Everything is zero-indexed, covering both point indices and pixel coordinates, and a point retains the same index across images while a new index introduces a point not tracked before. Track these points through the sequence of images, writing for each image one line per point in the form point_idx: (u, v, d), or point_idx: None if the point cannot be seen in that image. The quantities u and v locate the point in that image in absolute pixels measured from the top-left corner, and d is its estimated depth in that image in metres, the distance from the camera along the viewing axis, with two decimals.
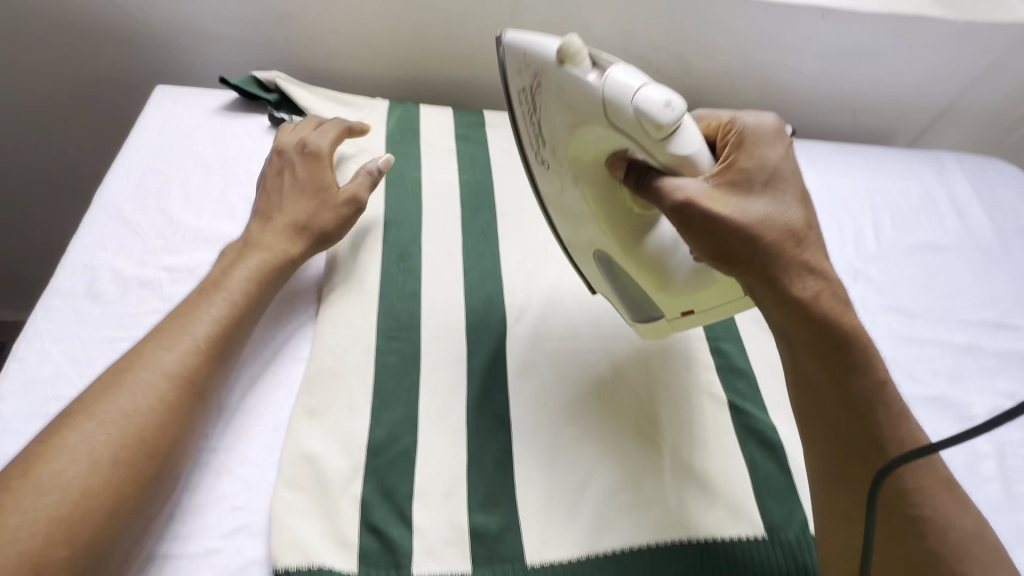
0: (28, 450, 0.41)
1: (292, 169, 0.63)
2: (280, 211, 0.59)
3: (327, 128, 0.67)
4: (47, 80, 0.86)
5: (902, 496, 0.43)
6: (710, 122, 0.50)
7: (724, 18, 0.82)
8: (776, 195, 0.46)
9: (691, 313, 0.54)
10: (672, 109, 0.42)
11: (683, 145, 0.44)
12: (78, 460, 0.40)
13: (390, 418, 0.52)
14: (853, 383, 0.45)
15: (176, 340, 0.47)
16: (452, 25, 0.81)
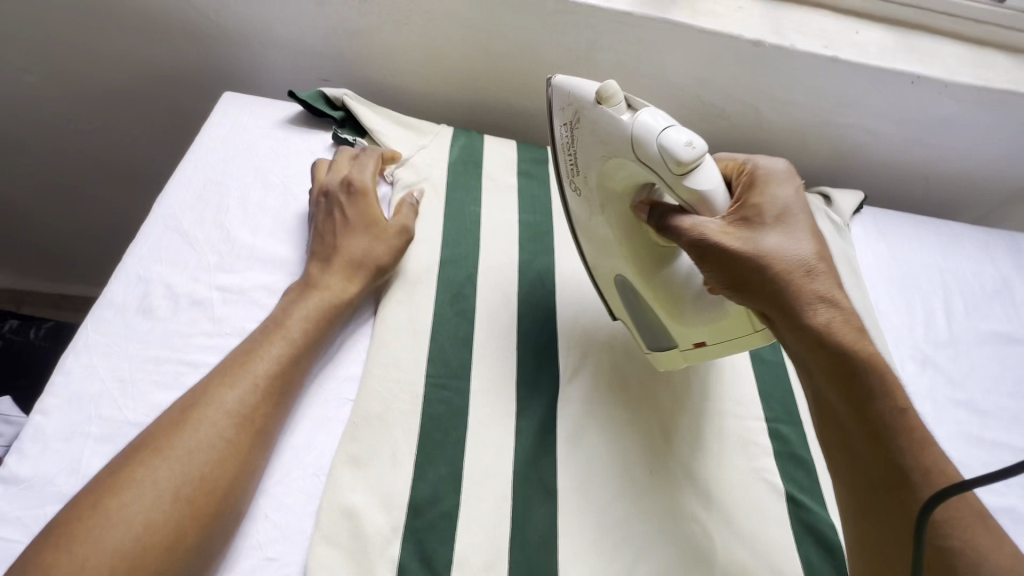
0: (94, 487, 0.40)
1: (341, 205, 0.61)
2: (341, 249, 0.58)
3: (365, 161, 0.66)
4: (116, 71, 0.86)
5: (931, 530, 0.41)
6: (727, 163, 0.53)
7: (807, 75, 0.79)
8: (786, 226, 0.47)
9: (702, 345, 0.53)
10: (695, 149, 0.44)
11: (702, 182, 0.45)
12: (144, 494, 0.40)
13: (434, 476, 0.50)
14: (874, 412, 0.43)
15: (238, 379, 0.47)
16: (525, 56, 0.79)
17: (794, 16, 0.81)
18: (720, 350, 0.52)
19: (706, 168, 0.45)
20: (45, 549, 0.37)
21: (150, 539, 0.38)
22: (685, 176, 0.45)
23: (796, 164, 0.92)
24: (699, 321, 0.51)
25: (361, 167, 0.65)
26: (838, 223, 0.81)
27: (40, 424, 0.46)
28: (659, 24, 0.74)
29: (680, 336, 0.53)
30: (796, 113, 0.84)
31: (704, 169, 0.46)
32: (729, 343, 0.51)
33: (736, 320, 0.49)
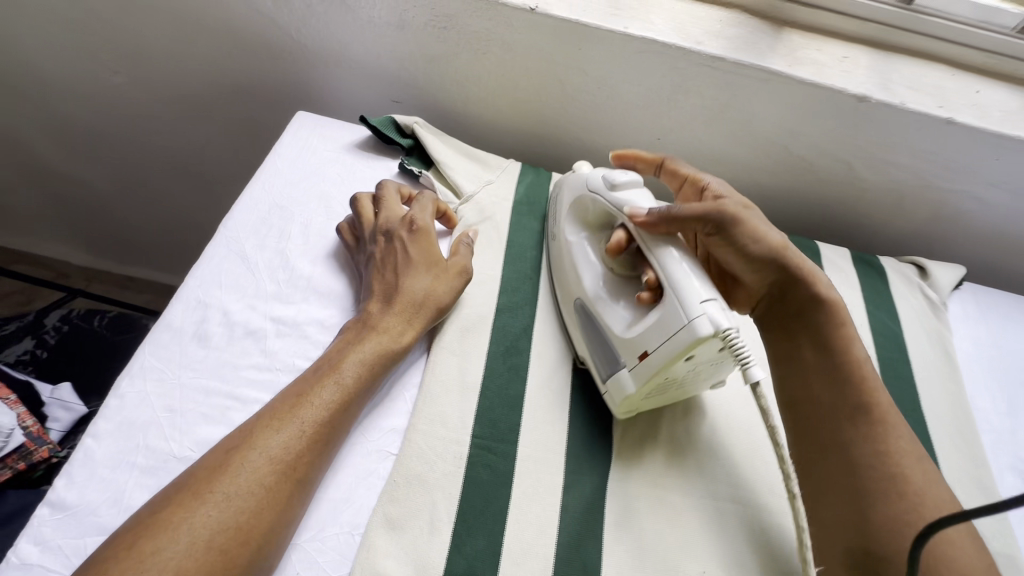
0: (126, 530, 0.37)
1: (401, 242, 0.57)
2: (404, 287, 0.54)
3: (423, 203, 0.62)
4: (198, 78, 0.88)
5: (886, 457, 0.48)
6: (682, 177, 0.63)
7: (914, 134, 0.72)
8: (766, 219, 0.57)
9: (647, 354, 0.50)
10: (629, 175, 0.58)
11: (643, 196, 0.57)
12: (177, 540, 0.36)
13: (471, 550, 0.46)
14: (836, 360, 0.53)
15: (286, 422, 0.43)
16: (603, 94, 0.75)
17: (903, 70, 0.74)
18: (661, 359, 0.49)
19: (642, 191, 0.58)
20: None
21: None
22: (622, 191, 0.57)
23: (888, 225, 0.83)
24: (639, 326, 0.52)
25: (420, 207, 0.62)
26: (932, 299, 0.74)
27: (91, 449, 0.46)
28: (753, 71, 0.69)
29: (627, 348, 0.52)
30: (895, 173, 0.77)
31: (638, 190, 0.57)
32: (667, 347, 0.48)
33: (669, 315, 0.49)
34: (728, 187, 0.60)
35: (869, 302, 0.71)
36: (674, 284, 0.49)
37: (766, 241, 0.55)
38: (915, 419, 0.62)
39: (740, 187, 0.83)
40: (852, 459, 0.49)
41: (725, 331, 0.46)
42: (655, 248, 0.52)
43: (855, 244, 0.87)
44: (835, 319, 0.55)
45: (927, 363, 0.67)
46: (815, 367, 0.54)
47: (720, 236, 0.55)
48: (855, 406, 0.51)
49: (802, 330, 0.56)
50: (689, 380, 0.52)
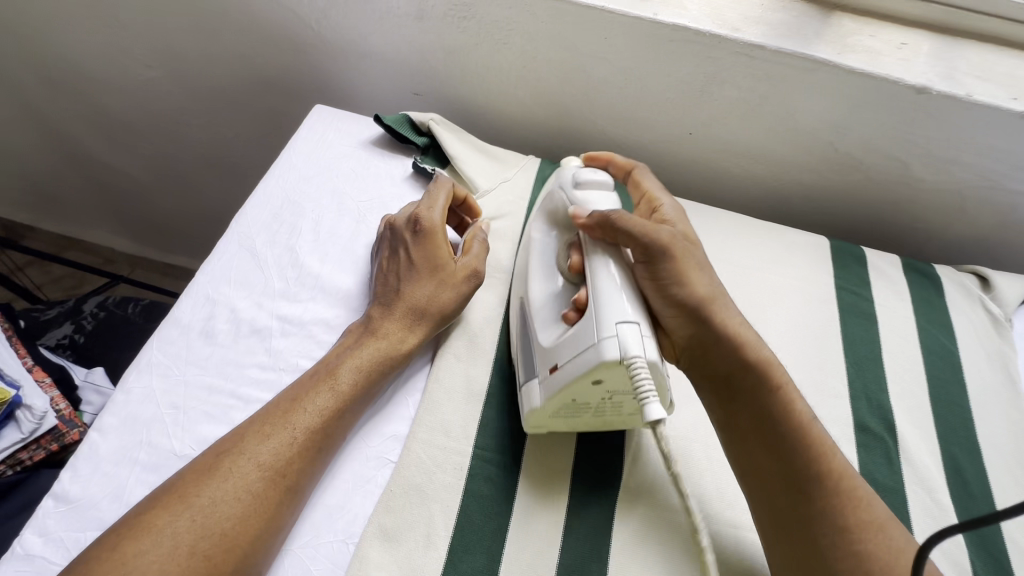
0: (115, 529, 0.38)
1: (405, 247, 0.55)
2: (404, 295, 0.53)
3: (434, 197, 0.59)
4: (225, 71, 0.89)
5: (845, 534, 0.43)
6: (646, 195, 0.59)
7: (980, 129, 0.65)
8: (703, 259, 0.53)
9: (556, 367, 0.46)
10: (597, 175, 0.56)
11: (598, 196, 0.54)
12: (158, 546, 0.37)
13: (468, 567, 0.44)
14: (777, 429, 0.47)
15: (277, 429, 0.44)
16: (630, 86, 0.71)
17: (971, 57, 0.67)
18: (567, 374, 0.45)
19: (604, 194, 0.54)
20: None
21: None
22: (584, 190, 0.55)
23: (946, 230, 0.76)
24: (558, 337, 0.48)
25: (430, 200, 0.58)
26: (995, 315, 0.66)
27: (96, 442, 0.47)
28: (796, 60, 0.64)
29: (542, 358, 0.49)
30: (957, 173, 0.69)
31: (604, 194, 0.54)
32: (575, 364, 0.45)
33: (584, 330, 0.45)
34: (681, 213, 0.57)
35: (921, 315, 0.65)
36: (598, 298, 0.46)
37: (691, 284, 0.50)
38: (968, 449, 0.56)
39: (778, 186, 0.77)
40: (813, 540, 0.43)
41: (631, 359, 0.43)
42: (594, 254, 0.50)
43: (907, 249, 0.79)
44: (770, 377, 0.49)
45: (984, 387, 0.60)
46: (754, 437, 0.48)
47: (647, 267, 0.50)
48: (805, 476, 0.45)
49: (737, 397, 0.50)
50: (606, 409, 0.48)
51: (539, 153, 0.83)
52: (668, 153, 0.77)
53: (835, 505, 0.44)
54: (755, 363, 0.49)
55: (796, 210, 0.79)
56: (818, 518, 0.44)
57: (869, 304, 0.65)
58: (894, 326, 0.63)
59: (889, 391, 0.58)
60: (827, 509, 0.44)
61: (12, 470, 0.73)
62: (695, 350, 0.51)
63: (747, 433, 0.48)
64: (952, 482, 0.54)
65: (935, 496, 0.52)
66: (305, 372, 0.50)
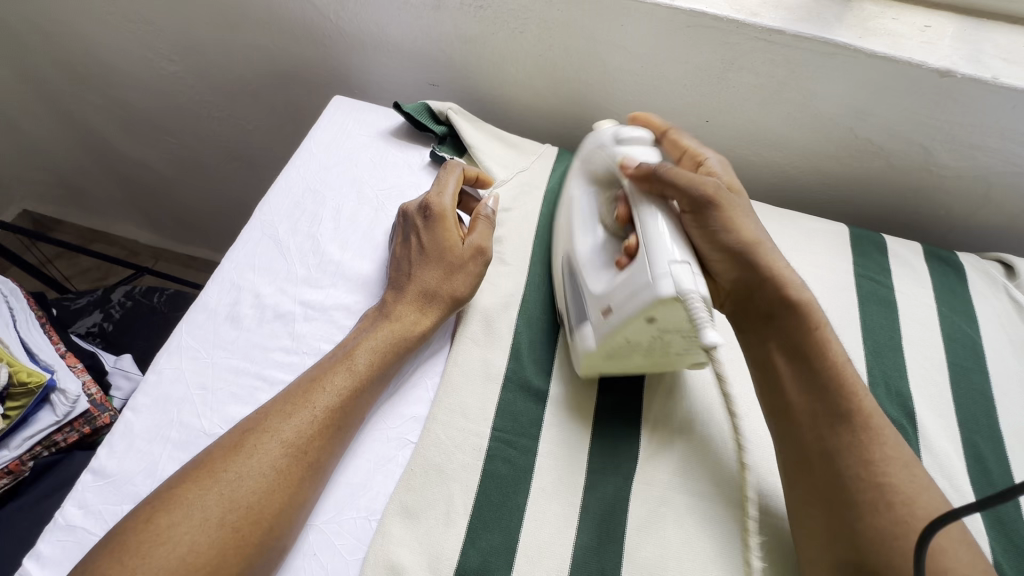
0: (147, 503, 0.40)
1: (417, 233, 0.57)
2: (415, 278, 0.54)
3: (444, 181, 0.60)
4: (245, 65, 0.91)
5: (874, 467, 0.43)
6: (689, 151, 0.59)
7: (1005, 114, 0.64)
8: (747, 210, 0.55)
9: (609, 308, 0.48)
10: (638, 132, 0.57)
11: (636, 150, 0.55)
12: (190, 518, 0.39)
13: (486, 544, 0.45)
14: (813, 368, 0.48)
15: (299, 409, 0.45)
16: (647, 73, 0.71)
17: (997, 39, 0.66)
18: (622, 315, 0.46)
19: (647, 150, 0.55)
20: (99, 560, 0.37)
21: (194, 563, 0.37)
22: (626, 145, 0.56)
23: (969, 217, 0.74)
24: (609, 284, 0.49)
25: (440, 185, 0.59)
26: (1019, 302, 0.65)
27: (130, 421, 0.49)
28: (815, 45, 0.63)
29: (593, 304, 0.50)
30: (982, 159, 0.68)
31: (648, 149, 0.56)
32: (630, 304, 0.46)
33: (636, 272, 0.46)
34: (726, 165, 0.58)
35: (943, 303, 0.64)
36: (648, 241, 0.47)
37: (735, 227, 0.52)
38: (990, 436, 0.56)
39: (797, 173, 0.76)
40: (840, 475, 0.44)
41: (687, 294, 0.43)
42: (640, 203, 0.50)
43: (929, 238, 0.78)
44: (806, 320, 0.50)
45: (1007, 375, 0.60)
46: (791, 373, 0.49)
47: (696, 213, 0.51)
48: (838, 414, 0.46)
49: (775, 335, 0.51)
50: (655, 349, 0.49)
51: (555, 142, 0.83)
52: None
53: (867, 440, 0.45)
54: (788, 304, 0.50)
55: (815, 198, 0.78)
56: (849, 452, 0.44)
57: (889, 291, 0.64)
58: (914, 314, 0.63)
59: (909, 378, 0.58)
60: (859, 444, 0.44)
61: (48, 451, 0.76)
62: (736, 290, 0.53)
63: (786, 374, 0.49)
64: (973, 469, 0.54)
65: (954, 481, 0.52)
66: (328, 353, 0.52)
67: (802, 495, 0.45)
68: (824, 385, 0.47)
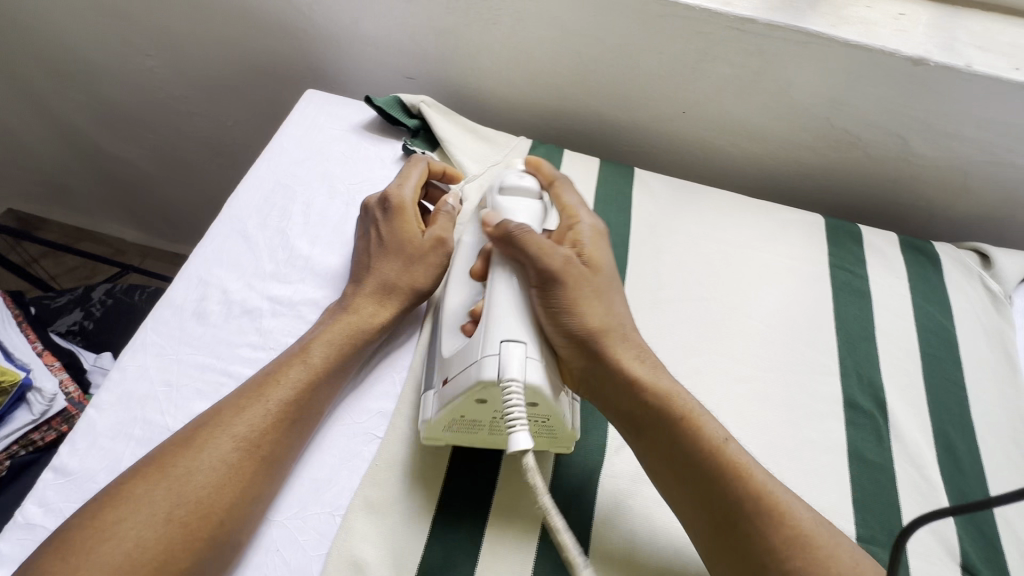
0: (99, 498, 0.40)
1: (376, 225, 0.56)
2: (374, 270, 0.54)
3: (406, 173, 0.59)
4: (222, 60, 0.90)
5: (773, 553, 0.40)
6: (565, 212, 0.55)
7: (981, 102, 0.63)
8: (609, 294, 0.50)
9: (444, 382, 0.46)
10: (524, 181, 0.55)
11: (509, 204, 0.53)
12: (136, 517, 0.39)
13: (451, 538, 0.45)
14: (690, 456, 0.44)
15: (252, 403, 0.45)
16: (622, 64, 0.70)
17: (970, 28, 0.66)
18: (453, 389, 0.44)
19: (523, 204, 0.53)
20: (45, 558, 0.37)
21: (140, 558, 0.38)
22: (508, 196, 0.54)
23: (947, 207, 0.74)
24: (453, 350, 0.47)
25: (402, 178, 0.59)
26: (993, 292, 0.65)
27: (93, 419, 0.48)
28: (788, 34, 0.62)
29: (439, 370, 0.48)
30: (959, 148, 0.68)
31: (525, 204, 0.53)
32: (459, 381, 0.44)
33: (471, 345, 0.44)
34: (596, 237, 0.53)
35: (918, 294, 0.63)
36: (490, 315, 0.45)
37: (586, 315, 0.47)
38: (962, 426, 0.56)
39: (775, 164, 0.76)
40: (751, 560, 0.41)
41: (509, 380, 0.41)
42: (497, 267, 0.48)
43: (909, 229, 0.78)
44: (673, 412, 0.45)
45: (981, 366, 0.60)
46: (665, 466, 0.45)
47: (543, 291, 0.47)
48: (715, 506, 0.42)
49: (645, 427, 0.46)
50: (500, 425, 0.46)
51: (533, 136, 0.82)
52: (661, 133, 0.76)
53: (756, 530, 0.41)
54: (651, 393, 0.46)
55: (794, 190, 0.78)
56: (743, 542, 0.41)
57: (864, 281, 0.64)
58: (888, 305, 0.62)
59: (882, 369, 0.58)
60: (745, 534, 0.41)
61: (24, 450, 0.75)
62: (594, 381, 0.47)
63: (666, 465, 0.45)
64: (943, 459, 0.53)
65: (924, 472, 0.52)
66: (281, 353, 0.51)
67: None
68: (700, 476, 0.43)
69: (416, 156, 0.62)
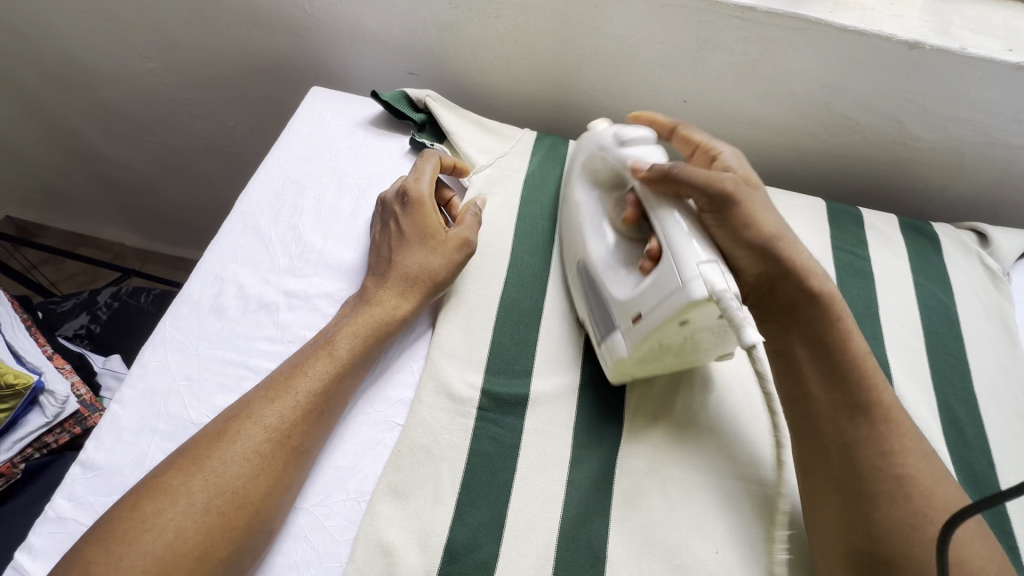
0: (133, 494, 0.41)
1: (396, 219, 0.57)
2: (395, 263, 0.55)
3: (422, 169, 0.61)
4: (223, 60, 0.90)
5: (896, 454, 0.43)
6: (699, 140, 0.57)
7: (975, 84, 0.65)
8: (769, 204, 0.52)
9: (638, 316, 0.47)
10: (641, 131, 0.55)
11: (643, 151, 0.54)
12: (177, 507, 0.40)
13: (476, 519, 0.46)
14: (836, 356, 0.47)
15: (280, 395, 0.46)
16: (624, 54, 0.71)
17: (963, 12, 0.68)
18: (654, 321, 0.46)
19: (651, 150, 0.54)
20: (88, 548, 0.38)
21: (182, 548, 0.38)
22: (630, 146, 0.55)
23: (944, 188, 0.76)
24: (633, 290, 0.48)
25: (417, 173, 0.60)
26: (993, 269, 0.66)
27: (116, 414, 0.49)
28: (788, 21, 0.63)
29: (621, 312, 0.49)
30: (954, 130, 0.69)
31: (650, 147, 0.55)
32: (660, 310, 0.45)
33: (663, 277, 0.45)
34: (739, 158, 0.55)
35: (918, 272, 0.65)
36: (672, 244, 0.46)
37: (760, 225, 0.49)
38: (965, 399, 0.57)
39: (775, 151, 0.77)
40: (861, 469, 0.43)
41: (721, 294, 0.42)
42: (659, 208, 0.49)
43: (907, 210, 0.80)
44: (829, 312, 0.48)
45: (982, 341, 0.61)
46: (809, 369, 0.48)
47: (716, 212, 0.49)
48: (856, 404, 0.45)
49: (796, 326, 0.49)
50: (686, 348, 0.49)
51: (536, 128, 0.83)
52: None
53: (885, 433, 0.44)
54: (812, 291, 0.49)
55: (793, 174, 0.79)
56: (878, 445, 0.44)
57: (865, 262, 0.65)
58: (891, 284, 0.64)
59: (886, 346, 0.59)
60: (882, 435, 0.44)
61: (39, 453, 0.76)
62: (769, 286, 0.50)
63: (825, 361, 0.47)
64: (949, 432, 0.55)
65: (932, 445, 0.53)
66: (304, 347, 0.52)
67: (821, 495, 0.45)
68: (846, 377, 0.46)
69: (430, 152, 0.64)
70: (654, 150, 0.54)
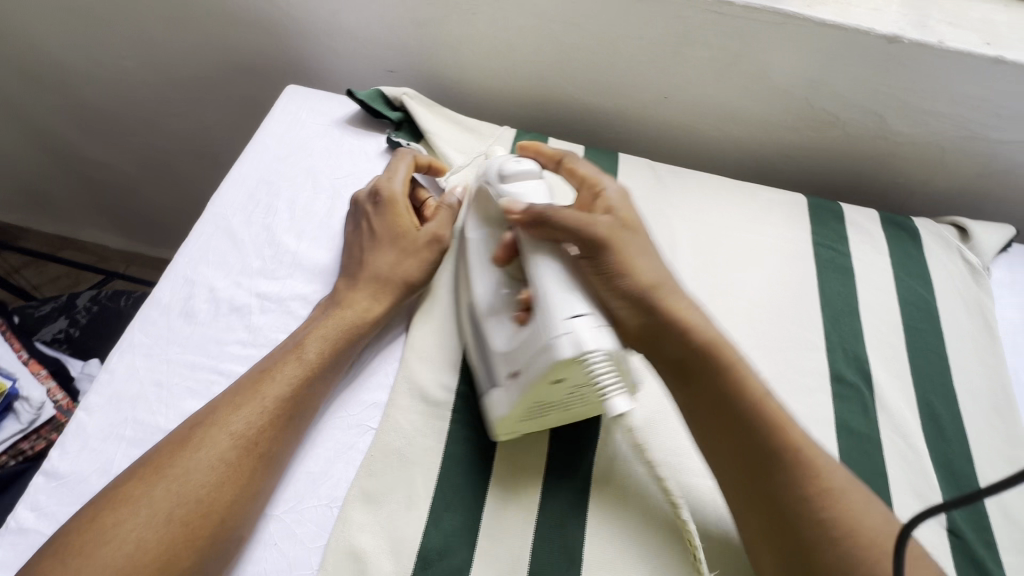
0: (93, 505, 0.40)
1: (369, 219, 0.57)
2: (367, 264, 0.54)
3: (396, 168, 0.60)
4: (200, 58, 0.89)
5: (819, 501, 0.41)
6: (585, 173, 0.55)
7: (955, 78, 0.64)
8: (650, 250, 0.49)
9: (517, 374, 0.44)
10: (524, 166, 0.54)
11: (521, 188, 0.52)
12: (135, 519, 0.39)
13: (449, 524, 0.45)
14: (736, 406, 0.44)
15: (246, 401, 0.45)
16: (603, 50, 0.70)
17: (942, 6, 0.67)
18: (527, 378, 0.43)
19: (531, 187, 0.52)
20: (45, 561, 0.37)
21: (142, 558, 0.38)
22: (512, 182, 0.53)
23: (925, 183, 0.75)
24: (510, 342, 0.46)
25: (390, 173, 0.59)
26: (972, 264, 0.66)
27: (83, 422, 0.48)
28: (766, 16, 0.63)
29: (500, 365, 0.46)
30: (934, 124, 0.69)
31: (533, 182, 0.53)
32: (533, 369, 0.42)
33: (535, 331, 0.43)
34: (624, 196, 0.53)
35: (898, 267, 0.65)
36: (545, 296, 0.44)
37: (636, 272, 0.46)
38: (944, 395, 0.57)
39: (757, 147, 0.77)
40: (787, 513, 0.41)
41: (589, 353, 0.41)
42: (533, 252, 0.47)
43: (889, 205, 0.79)
44: (718, 359, 0.45)
45: (961, 336, 0.61)
46: (710, 420, 0.45)
47: (590, 259, 0.46)
48: (762, 453, 0.43)
49: (693, 378, 0.46)
50: (571, 404, 0.46)
51: (517, 125, 0.83)
52: (643, 118, 0.77)
53: (798, 479, 0.42)
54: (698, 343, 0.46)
55: (775, 171, 0.79)
56: (789, 495, 0.41)
57: (846, 258, 0.65)
58: (871, 280, 0.64)
59: (866, 343, 0.59)
60: (790, 484, 0.42)
61: (14, 460, 0.74)
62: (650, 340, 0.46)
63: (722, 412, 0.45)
64: (928, 429, 0.55)
65: (911, 441, 0.53)
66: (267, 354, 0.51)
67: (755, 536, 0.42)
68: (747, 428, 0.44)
69: (404, 151, 0.63)
70: (533, 184, 0.53)
